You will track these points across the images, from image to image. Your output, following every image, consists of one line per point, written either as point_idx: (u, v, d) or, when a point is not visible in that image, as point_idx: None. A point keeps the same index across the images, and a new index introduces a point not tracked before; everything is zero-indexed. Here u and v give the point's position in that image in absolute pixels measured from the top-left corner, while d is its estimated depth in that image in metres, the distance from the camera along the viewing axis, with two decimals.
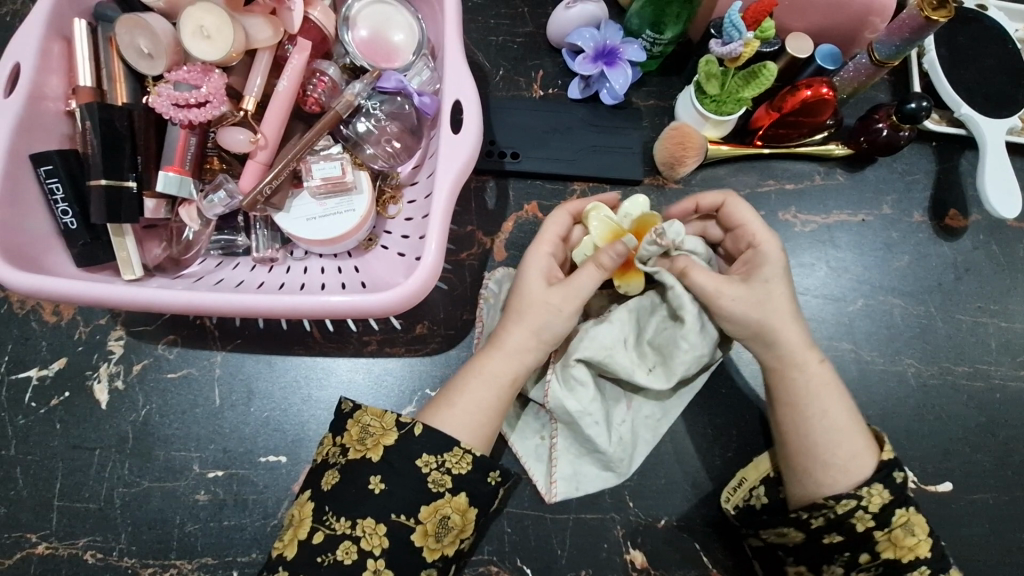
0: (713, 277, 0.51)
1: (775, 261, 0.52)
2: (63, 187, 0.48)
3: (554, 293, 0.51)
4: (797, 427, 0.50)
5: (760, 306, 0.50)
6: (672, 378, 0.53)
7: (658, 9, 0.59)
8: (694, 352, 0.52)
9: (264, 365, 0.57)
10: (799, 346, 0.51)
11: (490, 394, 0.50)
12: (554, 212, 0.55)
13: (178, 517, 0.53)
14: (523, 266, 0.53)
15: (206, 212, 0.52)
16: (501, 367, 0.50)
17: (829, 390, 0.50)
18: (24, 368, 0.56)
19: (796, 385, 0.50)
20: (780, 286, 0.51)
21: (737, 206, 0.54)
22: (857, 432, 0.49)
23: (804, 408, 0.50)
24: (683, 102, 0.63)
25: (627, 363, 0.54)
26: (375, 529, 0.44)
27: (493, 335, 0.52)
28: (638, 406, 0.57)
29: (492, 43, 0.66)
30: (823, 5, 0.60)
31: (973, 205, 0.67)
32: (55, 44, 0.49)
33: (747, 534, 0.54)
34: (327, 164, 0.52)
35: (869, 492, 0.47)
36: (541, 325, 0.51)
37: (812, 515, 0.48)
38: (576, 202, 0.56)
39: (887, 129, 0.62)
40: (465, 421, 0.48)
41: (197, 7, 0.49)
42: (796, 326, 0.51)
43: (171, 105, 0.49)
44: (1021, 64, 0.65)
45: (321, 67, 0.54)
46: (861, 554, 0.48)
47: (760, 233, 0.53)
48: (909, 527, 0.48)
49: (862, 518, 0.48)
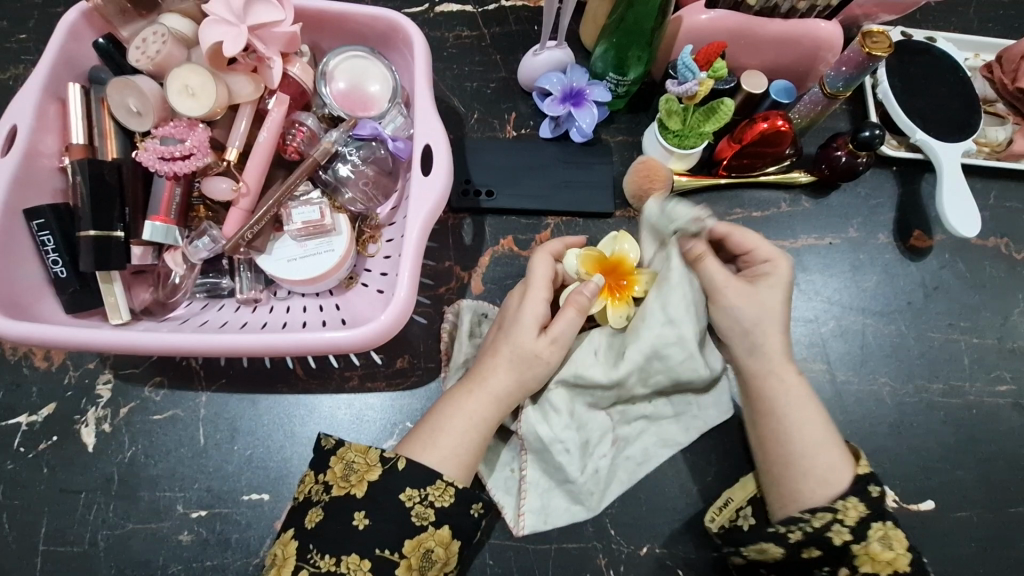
0: (724, 273, 0.53)
1: (781, 276, 0.54)
2: (55, 239, 0.50)
3: (542, 344, 0.51)
4: (778, 440, 0.51)
5: (760, 308, 0.53)
6: (647, 385, 0.54)
7: (621, 52, 0.63)
8: (682, 347, 0.53)
9: (247, 404, 0.58)
10: (780, 359, 0.53)
11: (474, 429, 0.50)
12: (535, 255, 0.55)
13: (162, 559, 0.54)
14: (518, 310, 0.53)
15: (191, 257, 0.55)
16: (485, 409, 0.51)
17: (807, 401, 0.52)
18: (15, 414, 0.57)
19: (776, 399, 0.52)
20: (781, 294, 0.54)
21: (742, 234, 0.55)
22: (835, 446, 0.50)
23: (781, 419, 0.51)
24: (648, 137, 0.66)
25: (602, 373, 0.53)
26: (359, 565, 0.45)
27: (474, 372, 0.52)
28: (620, 445, 0.58)
29: (467, 88, 0.70)
30: (774, 44, 0.64)
31: (936, 225, 0.69)
32: (51, 106, 0.53)
33: (731, 553, 0.53)
34: (307, 209, 0.55)
35: (844, 505, 0.48)
36: (527, 374, 0.51)
37: (789, 529, 0.49)
38: (556, 244, 0.57)
39: (846, 156, 0.65)
40: (439, 445, 0.49)
41: (183, 68, 0.52)
42: (782, 333, 0.54)
43: (158, 158, 0.52)
44: (973, 90, 0.67)
45: (300, 118, 0.57)
46: (840, 569, 0.48)
47: (773, 252, 0.55)
48: (887, 541, 0.47)
49: (838, 532, 0.48)
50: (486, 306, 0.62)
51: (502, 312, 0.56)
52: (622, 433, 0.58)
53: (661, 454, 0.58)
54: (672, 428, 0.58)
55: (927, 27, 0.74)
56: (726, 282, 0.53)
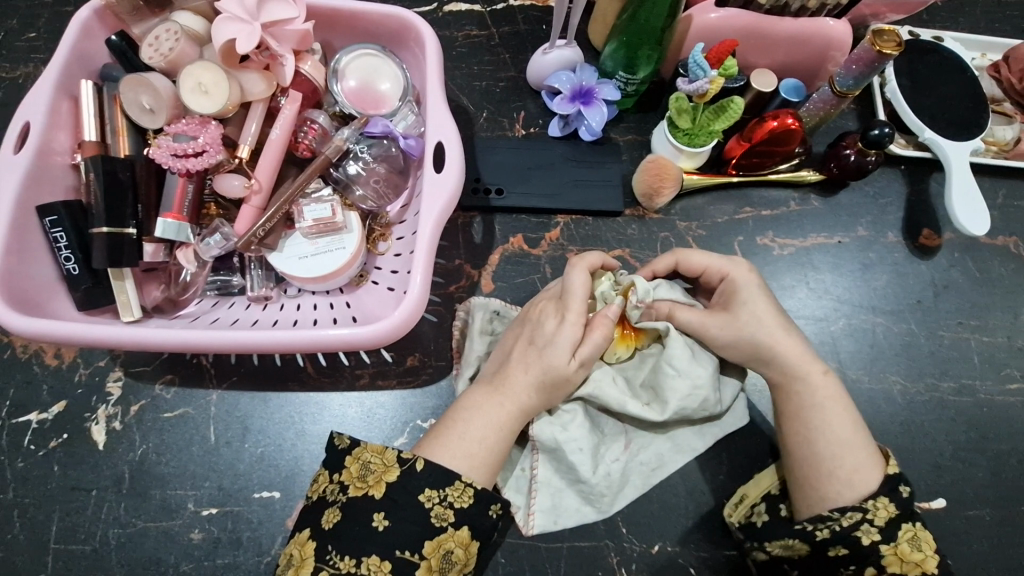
0: (697, 314, 0.55)
1: (747, 284, 0.55)
2: (68, 236, 0.50)
3: (576, 364, 0.51)
4: (804, 442, 0.51)
5: (747, 329, 0.53)
6: (666, 410, 0.54)
7: (631, 51, 0.63)
8: (688, 381, 0.53)
9: (258, 403, 0.58)
10: (797, 358, 0.53)
11: (501, 439, 0.50)
12: (573, 268, 0.54)
13: (173, 557, 0.54)
14: (553, 329, 0.52)
15: (203, 254, 0.54)
16: (512, 420, 0.51)
17: (837, 402, 0.51)
18: (26, 412, 0.57)
19: (800, 399, 0.52)
20: (759, 306, 0.54)
21: (691, 257, 0.57)
22: (864, 447, 0.50)
23: (809, 420, 0.51)
24: (657, 136, 0.66)
25: (616, 397, 0.54)
26: (380, 567, 0.45)
27: (502, 381, 0.52)
28: (634, 449, 0.57)
29: (476, 87, 0.70)
30: (783, 43, 0.64)
31: (945, 224, 0.69)
32: (64, 104, 0.53)
33: (753, 548, 0.53)
34: (318, 206, 0.55)
35: (874, 505, 0.48)
36: (557, 390, 0.52)
37: (817, 527, 0.48)
38: (592, 258, 0.55)
39: (855, 155, 0.64)
40: (469, 455, 0.49)
41: (196, 66, 0.52)
42: (787, 338, 0.53)
43: (172, 155, 0.52)
44: (981, 89, 0.68)
45: (312, 116, 0.57)
46: (866, 569, 0.48)
47: (724, 265, 0.56)
48: (916, 543, 0.47)
49: (867, 532, 0.47)
50: (496, 302, 0.62)
51: (531, 323, 0.55)
52: (636, 438, 0.58)
53: (676, 460, 0.57)
54: (688, 434, 0.58)
55: (934, 26, 0.74)
56: (704, 323, 0.54)
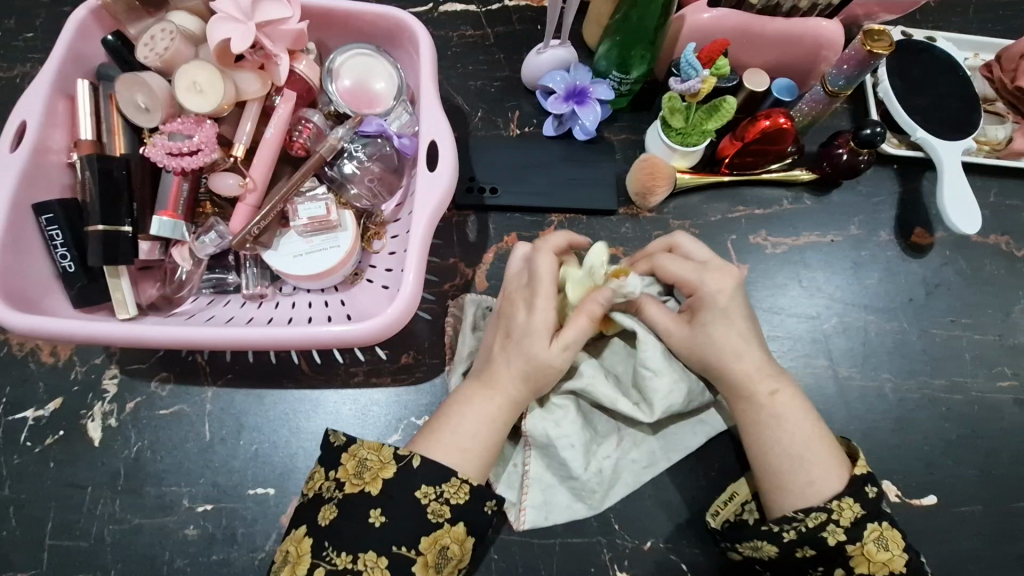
0: (665, 317, 0.54)
1: (714, 300, 0.54)
2: (63, 234, 0.50)
3: (553, 350, 0.51)
4: (761, 453, 0.51)
5: (701, 347, 0.53)
6: (654, 411, 0.54)
7: (625, 51, 0.63)
8: (666, 378, 0.54)
9: (253, 400, 0.59)
10: (751, 373, 0.53)
11: (492, 431, 0.51)
12: (538, 255, 0.53)
13: (168, 553, 0.54)
14: (526, 315, 0.53)
15: (198, 252, 0.55)
16: (502, 411, 0.51)
17: (790, 415, 0.51)
18: (22, 409, 0.57)
19: (750, 414, 0.52)
20: (720, 327, 0.53)
21: (668, 263, 0.56)
22: (826, 456, 0.50)
23: (766, 433, 0.51)
24: (651, 135, 0.66)
25: (609, 394, 0.55)
26: (376, 562, 0.45)
27: (489, 376, 0.52)
28: (627, 446, 0.58)
29: (471, 87, 0.70)
30: (775, 43, 0.64)
31: (937, 223, 0.69)
32: (60, 103, 0.53)
33: (728, 548, 0.53)
34: (313, 204, 0.56)
35: (839, 506, 0.48)
36: (540, 378, 0.52)
37: (783, 528, 0.49)
38: (558, 240, 0.55)
39: (847, 154, 0.65)
40: (463, 451, 0.49)
41: (191, 65, 0.53)
42: (747, 357, 0.53)
43: (167, 154, 0.53)
44: (973, 89, 0.68)
45: (307, 115, 0.57)
46: (834, 569, 0.48)
47: (693, 280, 0.54)
48: (883, 542, 0.48)
49: (833, 532, 0.48)
50: (489, 299, 0.62)
51: (504, 316, 0.55)
52: (629, 435, 0.58)
53: (670, 457, 0.58)
54: (680, 433, 0.58)
55: (927, 27, 0.75)
56: (666, 330, 0.54)
